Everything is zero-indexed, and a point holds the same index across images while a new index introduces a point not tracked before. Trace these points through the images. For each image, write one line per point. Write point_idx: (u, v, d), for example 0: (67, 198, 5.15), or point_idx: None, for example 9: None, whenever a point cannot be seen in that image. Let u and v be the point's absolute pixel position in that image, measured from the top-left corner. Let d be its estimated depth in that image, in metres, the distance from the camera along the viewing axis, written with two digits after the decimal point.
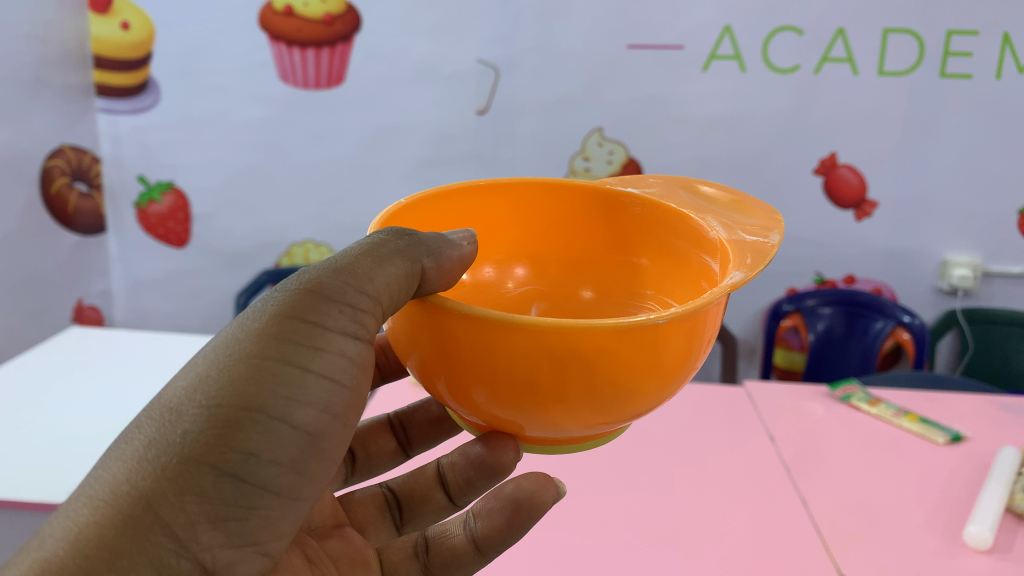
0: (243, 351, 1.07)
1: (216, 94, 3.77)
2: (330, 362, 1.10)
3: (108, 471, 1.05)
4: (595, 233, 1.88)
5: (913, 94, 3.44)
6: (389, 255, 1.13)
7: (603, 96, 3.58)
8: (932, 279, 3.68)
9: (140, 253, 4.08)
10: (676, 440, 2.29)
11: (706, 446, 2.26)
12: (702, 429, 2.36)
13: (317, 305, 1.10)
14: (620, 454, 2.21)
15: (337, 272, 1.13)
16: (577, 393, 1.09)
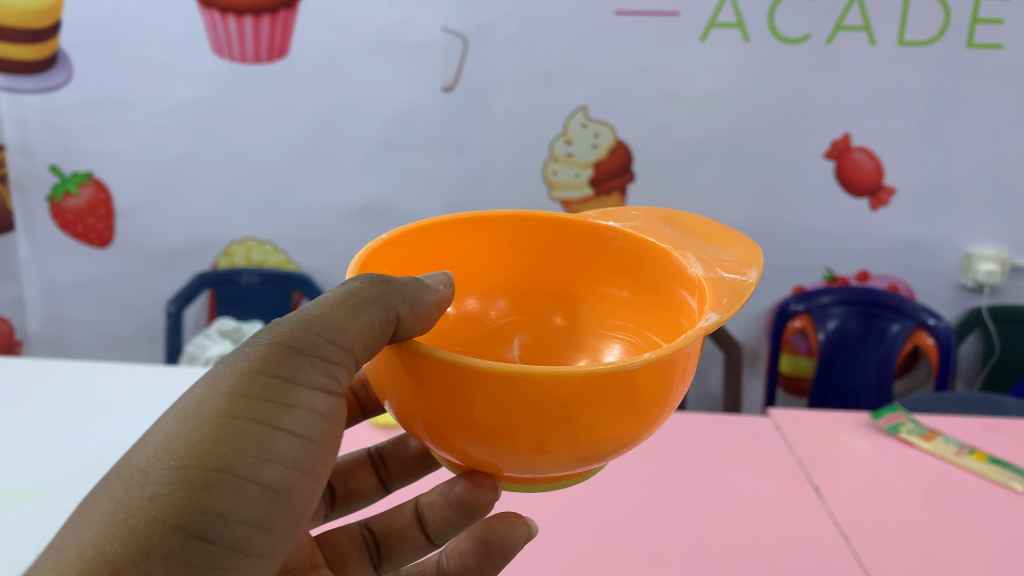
0: (210, 407, 1.00)
1: (139, 70, 3.23)
2: (300, 418, 1.05)
3: (72, 535, 0.95)
4: (570, 262, 1.53)
5: (936, 67, 3.03)
6: (362, 305, 1.08)
7: (589, 70, 3.12)
8: (954, 274, 3.32)
9: (56, 255, 3.54)
10: (702, 488, 1.86)
11: (741, 493, 1.84)
12: (731, 471, 1.94)
13: (289, 360, 1.05)
14: (636, 506, 1.78)
15: (309, 325, 1.09)
16: (557, 440, 0.97)
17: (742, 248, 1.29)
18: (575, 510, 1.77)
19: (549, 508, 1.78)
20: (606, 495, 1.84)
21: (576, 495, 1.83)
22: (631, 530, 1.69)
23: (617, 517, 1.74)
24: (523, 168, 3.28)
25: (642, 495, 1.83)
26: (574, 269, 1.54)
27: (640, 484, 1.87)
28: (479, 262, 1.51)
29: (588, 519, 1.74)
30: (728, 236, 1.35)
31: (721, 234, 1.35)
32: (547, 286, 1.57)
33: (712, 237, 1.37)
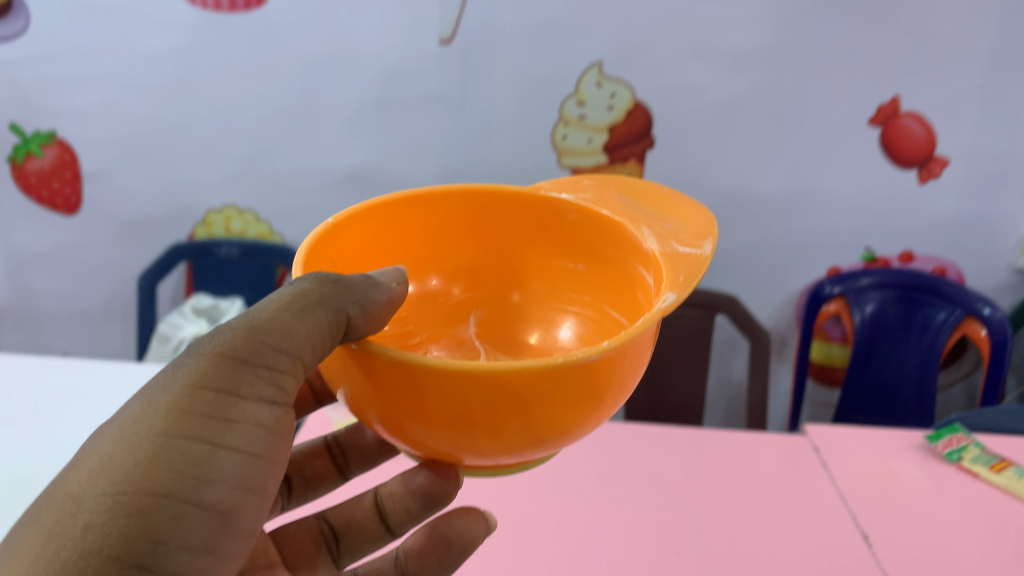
0: (148, 427, 0.96)
1: (97, 17, 2.87)
2: (244, 432, 1.01)
3: (4, 575, 0.90)
4: (525, 239, 1.42)
5: (1007, 21, 2.59)
6: (304, 307, 1.04)
7: (603, 21, 2.72)
8: (1009, 256, 2.98)
9: (22, 221, 3.27)
10: (726, 530, 1.57)
11: (771, 538, 1.55)
12: (759, 508, 1.65)
13: (231, 372, 1.02)
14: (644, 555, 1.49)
15: (252, 333, 1.05)
16: (515, 429, 0.94)
17: (694, 218, 1.24)
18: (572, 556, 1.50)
19: (542, 552, 1.51)
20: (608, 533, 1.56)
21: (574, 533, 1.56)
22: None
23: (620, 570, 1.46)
24: (529, 132, 2.94)
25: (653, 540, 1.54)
26: (529, 246, 1.43)
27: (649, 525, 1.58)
28: (427, 241, 1.38)
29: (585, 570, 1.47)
30: (686, 207, 1.28)
31: (677, 208, 1.27)
32: (502, 266, 1.46)
33: (661, 205, 1.31)
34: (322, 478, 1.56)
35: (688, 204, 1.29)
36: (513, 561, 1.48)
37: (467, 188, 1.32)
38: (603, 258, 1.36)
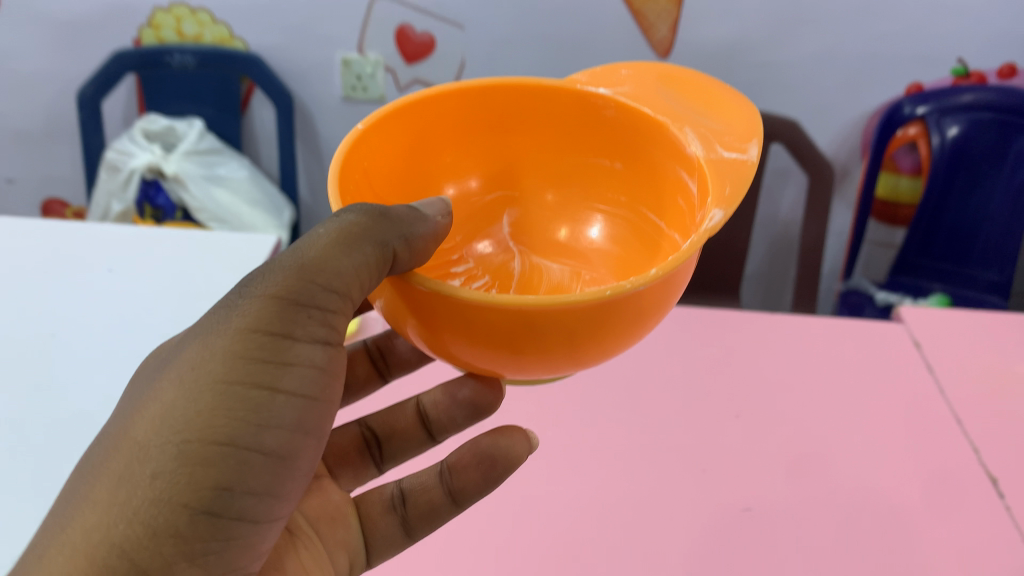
0: (206, 372, 0.77)
1: None
2: (304, 375, 0.81)
3: (62, 524, 0.75)
4: (544, 140, 1.17)
5: None
6: (351, 244, 0.79)
7: None
8: None
9: None
10: (799, 459, 1.27)
11: (856, 477, 1.25)
12: (839, 425, 1.33)
13: (285, 310, 0.79)
14: (701, 504, 1.20)
15: (300, 267, 0.81)
16: (556, 359, 0.78)
17: (740, 113, 0.99)
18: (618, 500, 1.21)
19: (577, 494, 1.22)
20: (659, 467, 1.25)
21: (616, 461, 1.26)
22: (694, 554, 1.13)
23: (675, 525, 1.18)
24: None
25: (710, 477, 1.24)
26: (556, 144, 1.17)
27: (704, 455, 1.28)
28: (454, 149, 1.13)
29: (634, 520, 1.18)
30: (731, 99, 1.03)
31: (719, 98, 1.03)
32: (532, 167, 1.21)
33: (697, 86, 1.06)
34: (361, 385, 1.28)
35: (725, 89, 1.05)
36: (541, 495, 1.21)
37: (486, 86, 1.06)
38: (640, 154, 1.10)
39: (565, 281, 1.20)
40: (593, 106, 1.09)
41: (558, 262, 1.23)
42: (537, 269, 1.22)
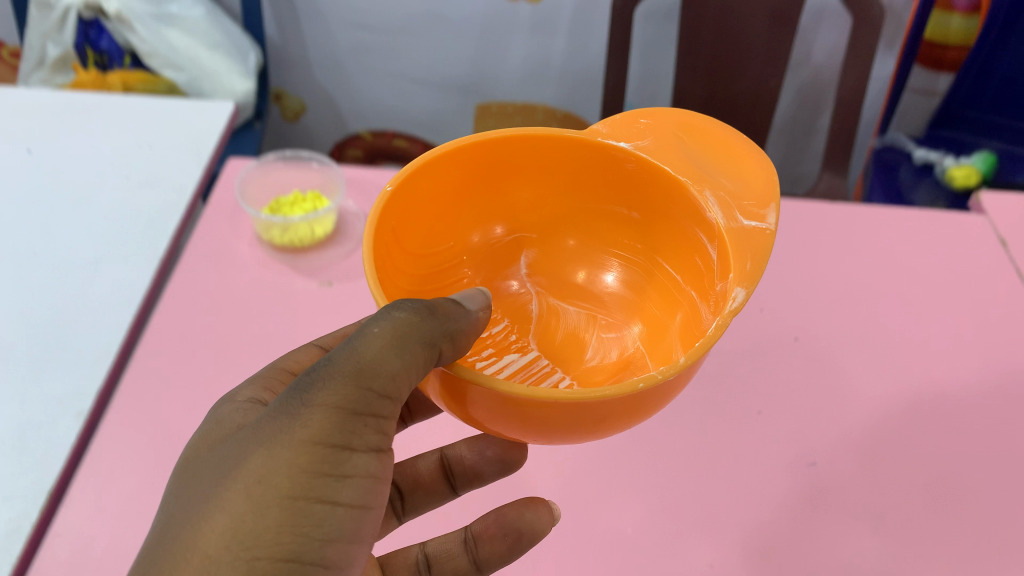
0: (267, 485, 0.53)
1: None
2: (365, 493, 0.57)
3: None
4: (546, 193, 0.83)
5: None
6: (410, 342, 0.56)
7: None
8: None
9: None
10: (854, 338, 1.02)
11: (924, 358, 1.00)
12: (899, 293, 1.08)
13: (347, 422, 0.55)
14: (733, 393, 0.95)
15: (355, 362, 0.56)
16: (592, 436, 0.60)
17: (753, 167, 0.71)
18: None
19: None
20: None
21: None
22: (724, 464, 0.88)
23: (698, 417, 0.93)
24: None
25: (744, 355, 0.99)
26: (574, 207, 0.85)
27: (742, 331, 1.02)
28: (460, 225, 0.82)
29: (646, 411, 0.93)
30: (741, 146, 0.72)
31: (727, 146, 0.73)
32: (554, 214, 0.87)
33: (715, 132, 0.74)
34: None
35: (742, 136, 0.73)
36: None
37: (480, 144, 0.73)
38: (663, 208, 0.79)
39: (581, 329, 0.89)
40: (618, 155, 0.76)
41: (575, 305, 0.91)
42: (555, 313, 0.90)
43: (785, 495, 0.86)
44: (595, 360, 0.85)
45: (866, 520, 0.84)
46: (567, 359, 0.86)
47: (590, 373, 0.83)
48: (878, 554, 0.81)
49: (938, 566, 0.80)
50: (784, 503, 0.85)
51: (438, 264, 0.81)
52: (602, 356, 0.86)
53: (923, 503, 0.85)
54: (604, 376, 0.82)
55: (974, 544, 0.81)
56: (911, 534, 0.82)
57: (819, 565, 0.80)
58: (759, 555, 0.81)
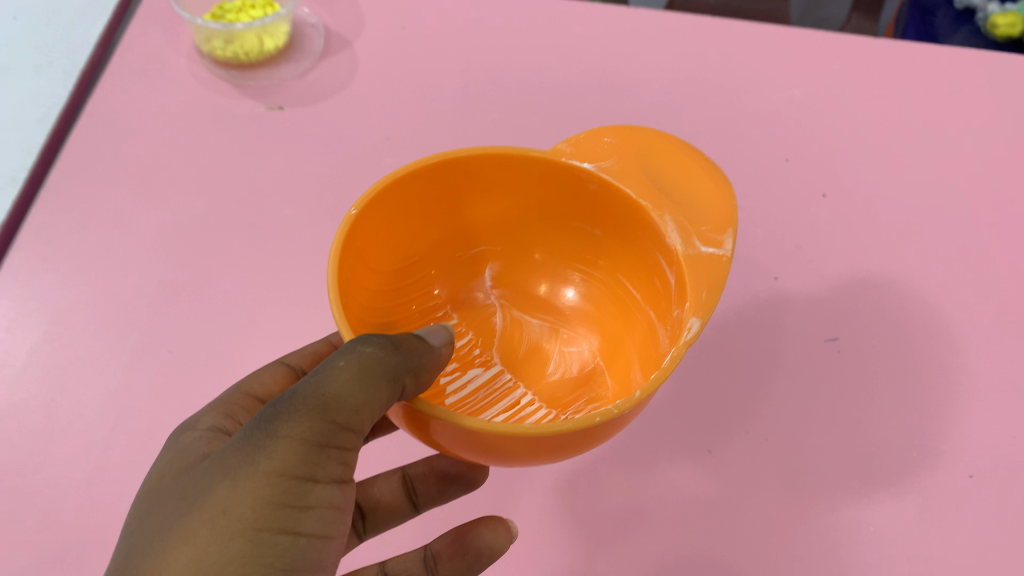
0: (228, 519, 0.44)
1: None
2: (332, 526, 0.48)
3: None
4: (501, 207, 0.68)
5: None
6: (378, 380, 0.47)
7: None
8: None
9: None
10: (898, 188, 0.86)
11: (980, 211, 0.84)
12: (959, 128, 0.90)
13: (315, 460, 0.46)
14: (750, 254, 0.82)
15: (322, 400, 0.46)
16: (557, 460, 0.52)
17: (713, 188, 0.58)
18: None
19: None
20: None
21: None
22: (733, 339, 0.77)
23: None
24: None
25: (768, 210, 0.85)
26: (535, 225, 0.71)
27: (766, 182, 0.87)
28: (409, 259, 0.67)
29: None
30: (694, 163, 0.59)
31: (680, 162, 0.59)
32: (516, 230, 0.72)
33: (680, 150, 0.60)
34: None
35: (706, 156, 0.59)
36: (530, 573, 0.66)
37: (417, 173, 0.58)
38: (626, 227, 0.64)
39: (542, 343, 0.75)
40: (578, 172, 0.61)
41: (539, 317, 0.76)
42: (516, 333, 0.75)
43: (801, 373, 0.74)
44: (554, 376, 0.72)
45: (891, 402, 0.72)
46: (525, 376, 0.72)
47: (552, 393, 0.70)
48: (901, 442, 0.70)
49: (967, 459, 0.69)
50: (798, 382, 0.74)
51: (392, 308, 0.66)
52: (563, 371, 0.72)
53: (960, 383, 0.73)
54: (563, 400, 0.69)
55: (1014, 435, 0.70)
56: (942, 419, 0.71)
57: (832, 452, 0.70)
58: (766, 441, 0.71)
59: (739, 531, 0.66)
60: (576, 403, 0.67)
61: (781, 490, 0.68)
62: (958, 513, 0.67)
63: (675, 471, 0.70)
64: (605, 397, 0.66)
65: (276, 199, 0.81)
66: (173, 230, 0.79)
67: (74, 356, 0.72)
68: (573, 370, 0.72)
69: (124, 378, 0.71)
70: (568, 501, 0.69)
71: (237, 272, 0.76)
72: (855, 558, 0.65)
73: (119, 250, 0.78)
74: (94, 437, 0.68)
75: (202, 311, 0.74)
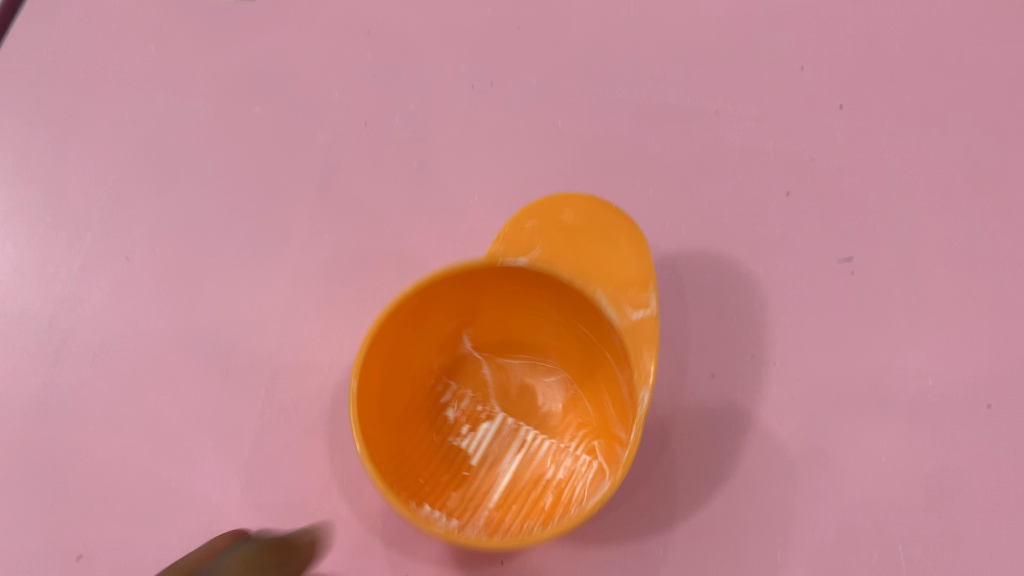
0: None
1: None
2: None
3: None
4: (481, 318, 0.62)
5: None
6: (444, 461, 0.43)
7: None
8: None
9: None
10: (921, 98, 0.78)
11: (1004, 122, 0.77)
12: (990, 31, 0.81)
13: None
14: (761, 164, 0.73)
15: None
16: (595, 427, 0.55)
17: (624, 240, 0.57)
18: (627, 158, 0.73)
19: (561, 135, 0.73)
20: (699, 108, 0.76)
21: (633, 86, 0.76)
22: (740, 255, 0.69)
23: (715, 192, 0.72)
24: None
25: (781, 117, 0.76)
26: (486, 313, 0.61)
27: (780, 86, 0.77)
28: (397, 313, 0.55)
29: (648, 184, 0.72)
30: (612, 223, 0.57)
31: (608, 227, 0.57)
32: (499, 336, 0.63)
33: (593, 221, 0.57)
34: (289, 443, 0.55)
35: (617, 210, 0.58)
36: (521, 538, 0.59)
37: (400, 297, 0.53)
38: (580, 308, 0.58)
39: (524, 382, 0.63)
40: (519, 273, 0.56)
41: (515, 358, 0.64)
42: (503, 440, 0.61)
43: (813, 295, 0.68)
44: (550, 412, 0.62)
45: (907, 326, 0.67)
46: (523, 415, 0.62)
47: (550, 425, 0.62)
48: (916, 369, 0.65)
49: (986, 388, 0.65)
50: (810, 304, 0.67)
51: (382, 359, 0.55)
52: (554, 403, 0.63)
53: (980, 308, 0.68)
54: (565, 433, 0.61)
55: (1013, 363, 0.66)
56: (960, 347, 0.67)
57: (844, 380, 0.64)
58: (772, 365, 0.65)
59: (742, 463, 0.62)
60: (575, 438, 0.61)
61: (788, 420, 0.63)
62: (975, 444, 0.63)
63: (673, 398, 0.63)
64: (597, 429, 0.61)
65: (235, 93, 0.71)
66: (127, 121, 0.69)
67: (14, 258, 0.63)
68: (568, 397, 0.63)
69: (72, 284, 0.62)
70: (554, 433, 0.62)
71: (199, 172, 0.68)
72: (865, 491, 0.61)
73: (63, 142, 0.68)
74: (41, 349, 0.60)
75: (161, 213, 0.66)
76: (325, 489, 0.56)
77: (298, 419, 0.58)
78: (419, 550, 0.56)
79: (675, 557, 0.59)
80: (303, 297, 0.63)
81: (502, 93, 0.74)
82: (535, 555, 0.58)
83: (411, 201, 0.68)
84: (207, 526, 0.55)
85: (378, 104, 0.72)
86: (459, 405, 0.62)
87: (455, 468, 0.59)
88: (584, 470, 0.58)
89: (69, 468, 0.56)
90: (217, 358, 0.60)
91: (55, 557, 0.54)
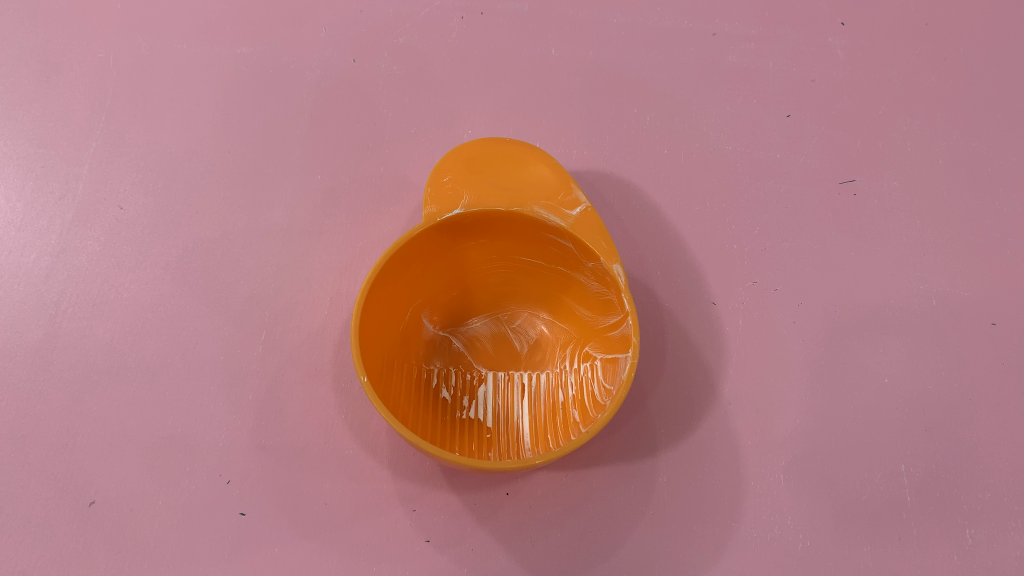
0: None
1: None
2: None
3: None
4: (443, 284, 0.58)
5: None
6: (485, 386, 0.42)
7: None
8: None
9: None
10: (925, 12, 0.76)
11: (1006, 39, 0.75)
12: None
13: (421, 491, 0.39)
14: (760, 86, 0.72)
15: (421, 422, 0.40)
16: None
17: (534, 159, 0.58)
18: (622, 85, 0.71)
19: (554, 63, 0.71)
20: (695, 30, 0.73)
21: (628, 11, 0.74)
22: (740, 181, 0.68)
23: (714, 116, 0.70)
24: None
25: (781, 37, 0.74)
26: (428, 287, 0.57)
27: (779, 6, 0.75)
28: (378, 282, 0.51)
29: (645, 111, 0.70)
30: (513, 151, 0.58)
31: (513, 154, 0.58)
32: (466, 302, 0.60)
33: (496, 149, 0.58)
34: None
35: (509, 141, 0.59)
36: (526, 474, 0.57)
37: (377, 267, 0.50)
38: (522, 243, 0.56)
39: (495, 348, 0.59)
40: (458, 224, 0.53)
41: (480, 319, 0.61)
42: (502, 408, 0.56)
43: (814, 219, 0.67)
44: (530, 347, 0.60)
45: (910, 246, 0.66)
46: (509, 363, 0.59)
47: (534, 360, 0.59)
48: (920, 290, 0.65)
49: (990, 306, 0.65)
50: (812, 228, 0.66)
51: (369, 331, 0.51)
52: (529, 337, 0.60)
53: (984, 224, 0.68)
54: (553, 359, 0.59)
55: (1016, 283, 0.66)
56: (965, 264, 0.66)
57: (846, 304, 0.64)
58: (773, 290, 0.64)
59: (748, 386, 0.60)
60: (565, 354, 0.59)
61: (792, 345, 0.62)
62: (980, 361, 0.63)
63: (674, 323, 0.62)
64: (578, 336, 0.59)
65: (221, 35, 0.70)
66: (111, 68, 0.68)
67: (4, 211, 0.62)
68: (540, 327, 0.60)
69: (66, 235, 0.62)
70: (553, 372, 0.58)
71: (188, 116, 0.67)
72: (873, 411, 0.61)
73: (48, 91, 0.67)
74: (40, 300, 0.60)
75: (151, 159, 0.65)
76: (328, 429, 0.57)
77: (300, 360, 0.58)
78: (422, 486, 0.56)
79: (682, 482, 0.57)
80: (299, 238, 0.63)
81: (493, 23, 0.72)
82: (540, 485, 0.56)
83: (402, 137, 0.67)
84: (214, 466, 0.55)
85: (366, 40, 0.71)
86: (448, 384, 0.57)
87: (477, 435, 0.54)
88: (591, 373, 0.56)
89: (75, 418, 0.56)
90: (217, 302, 0.60)
91: (66, 504, 0.54)
